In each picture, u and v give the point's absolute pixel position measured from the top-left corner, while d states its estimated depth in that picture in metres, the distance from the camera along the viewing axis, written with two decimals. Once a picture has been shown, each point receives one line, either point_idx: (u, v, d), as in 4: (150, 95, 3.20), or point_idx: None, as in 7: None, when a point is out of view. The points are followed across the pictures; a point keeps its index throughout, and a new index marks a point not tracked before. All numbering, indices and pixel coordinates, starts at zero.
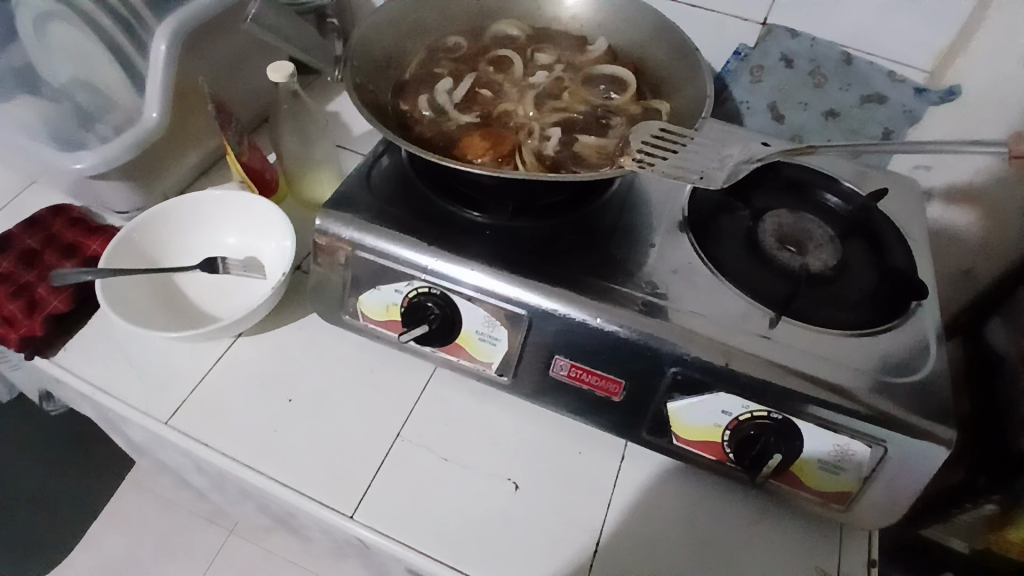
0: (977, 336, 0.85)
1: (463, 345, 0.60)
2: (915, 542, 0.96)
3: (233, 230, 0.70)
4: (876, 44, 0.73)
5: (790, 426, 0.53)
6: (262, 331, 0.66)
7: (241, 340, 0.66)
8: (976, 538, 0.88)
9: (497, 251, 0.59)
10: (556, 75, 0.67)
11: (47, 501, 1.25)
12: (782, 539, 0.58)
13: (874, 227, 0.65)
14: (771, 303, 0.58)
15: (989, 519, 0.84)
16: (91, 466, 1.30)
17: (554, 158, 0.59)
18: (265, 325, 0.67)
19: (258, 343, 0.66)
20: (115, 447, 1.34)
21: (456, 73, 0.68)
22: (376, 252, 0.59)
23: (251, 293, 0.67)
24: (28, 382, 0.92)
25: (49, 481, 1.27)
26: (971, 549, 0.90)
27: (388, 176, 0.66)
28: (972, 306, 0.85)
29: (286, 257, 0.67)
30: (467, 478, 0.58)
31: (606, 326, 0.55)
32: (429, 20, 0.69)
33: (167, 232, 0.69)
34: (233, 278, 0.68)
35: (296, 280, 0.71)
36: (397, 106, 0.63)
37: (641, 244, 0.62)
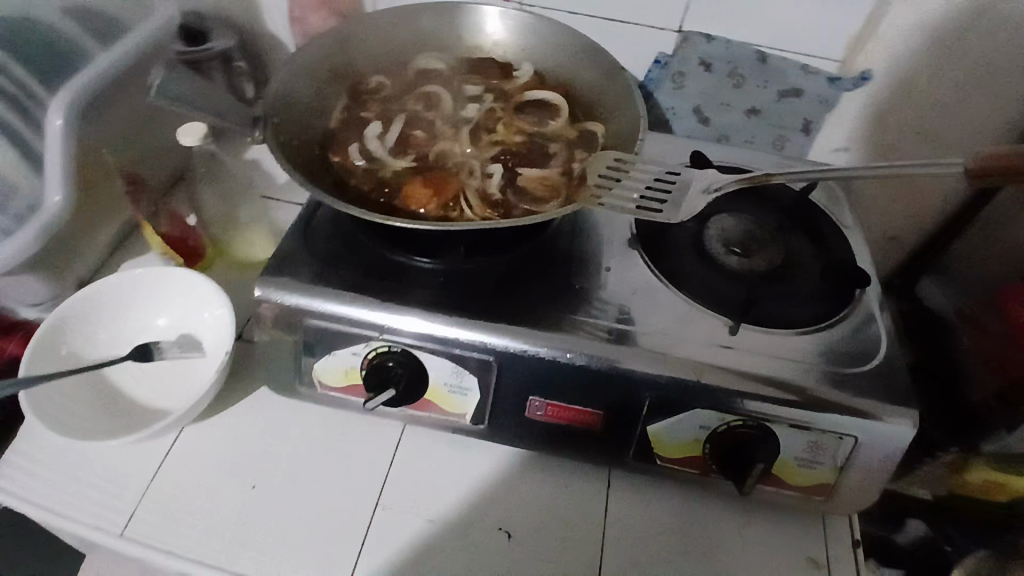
0: (911, 296, 0.89)
1: (433, 400, 0.58)
2: (877, 499, 0.86)
3: (162, 310, 0.65)
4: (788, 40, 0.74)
5: (767, 430, 0.54)
6: (213, 414, 0.62)
7: (191, 429, 0.61)
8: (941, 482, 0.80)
9: (454, 297, 0.57)
10: (489, 106, 0.66)
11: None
12: (774, 538, 0.59)
13: (810, 220, 0.67)
14: (729, 311, 0.59)
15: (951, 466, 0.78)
16: None
17: (500, 196, 0.58)
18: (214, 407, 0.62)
19: (211, 427, 0.61)
20: None
21: (384, 114, 0.65)
22: (327, 316, 0.56)
23: (193, 374, 0.62)
24: None
25: None
26: (935, 496, 0.82)
27: (327, 231, 0.63)
28: (902, 271, 0.92)
29: (226, 330, 0.62)
30: (458, 536, 0.56)
31: (577, 360, 0.54)
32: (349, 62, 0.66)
33: (88, 322, 0.62)
34: (170, 361, 0.63)
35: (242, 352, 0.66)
36: (327, 160, 0.60)
37: (597, 268, 0.62)
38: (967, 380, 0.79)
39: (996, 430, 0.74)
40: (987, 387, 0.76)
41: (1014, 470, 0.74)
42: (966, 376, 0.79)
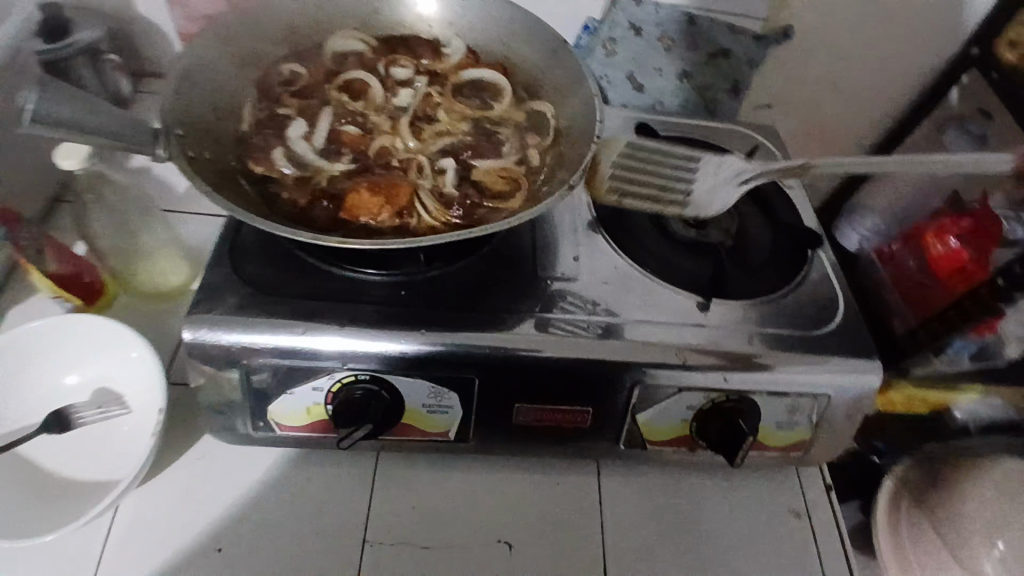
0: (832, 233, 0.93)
1: (410, 423, 0.53)
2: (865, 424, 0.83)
3: (71, 365, 0.56)
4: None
5: (750, 403, 0.54)
6: (154, 478, 0.54)
7: (131, 499, 0.53)
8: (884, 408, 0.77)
9: (421, 311, 0.52)
10: (424, 91, 0.60)
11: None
12: (759, 498, 0.61)
13: (756, 185, 0.68)
14: (697, 288, 0.59)
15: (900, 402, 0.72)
16: None
17: (458, 195, 0.53)
18: (154, 468, 0.55)
19: (154, 492, 0.54)
20: None
21: (307, 111, 0.57)
22: (282, 352, 0.50)
23: (123, 435, 0.54)
24: None
25: None
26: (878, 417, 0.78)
27: (260, 251, 0.55)
28: (824, 208, 0.95)
29: (152, 378, 0.55)
30: (456, 558, 0.53)
31: (561, 361, 0.52)
32: (254, 52, 0.58)
33: None
34: (89, 425, 0.54)
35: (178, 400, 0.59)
36: (248, 171, 0.51)
37: (563, 258, 0.59)
38: (887, 314, 0.82)
39: (922, 359, 0.75)
40: (908, 319, 0.79)
41: (932, 388, 0.71)
42: (888, 308, 0.82)
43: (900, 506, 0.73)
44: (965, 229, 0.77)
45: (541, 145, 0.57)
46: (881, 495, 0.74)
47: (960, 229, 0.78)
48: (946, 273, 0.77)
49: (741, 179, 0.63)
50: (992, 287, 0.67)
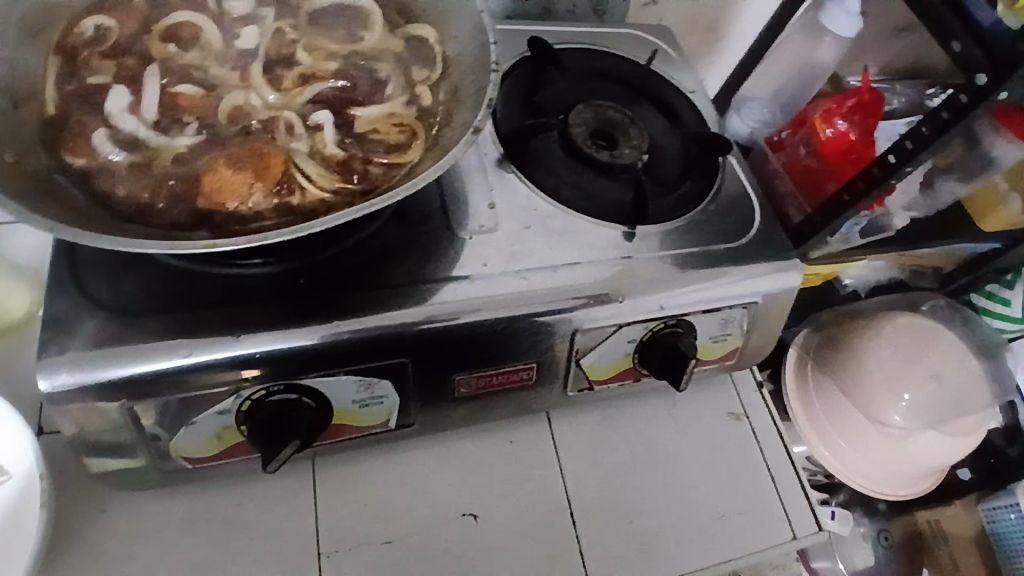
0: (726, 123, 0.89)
1: (342, 422, 0.48)
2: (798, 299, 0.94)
3: None
4: None
5: (686, 326, 0.54)
6: (56, 547, 0.47)
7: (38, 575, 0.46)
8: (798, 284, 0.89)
9: (327, 300, 0.45)
10: (273, 27, 0.50)
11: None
12: (700, 408, 0.63)
13: (660, 93, 0.65)
14: (619, 217, 0.55)
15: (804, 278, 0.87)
16: None
17: (343, 155, 0.45)
18: (56, 532, 0.48)
19: (62, 561, 0.47)
20: None
21: (126, 74, 0.45)
22: (168, 382, 0.41)
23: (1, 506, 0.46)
24: None
25: None
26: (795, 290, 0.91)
27: (109, 262, 0.45)
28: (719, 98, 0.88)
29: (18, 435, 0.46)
30: (422, 545, 0.51)
31: (495, 322, 0.48)
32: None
33: None
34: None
35: (58, 452, 0.51)
36: (64, 166, 0.40)
37: (475, 207, 0.53)
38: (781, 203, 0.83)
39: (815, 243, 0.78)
40: (802, 207, 0.81)
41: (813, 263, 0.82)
42: (781, 197, 0.83)
43: (806, 369, 0.82)
44: (843, 114, 0.81)
45: (430, 80, 0.49)
46: (787, 364, 0.84)
47: (839, 114, 0.81)
48: (833, 155, 0.80)
49: (692, 81, 0.68)
50: (883, 164, 0.67)
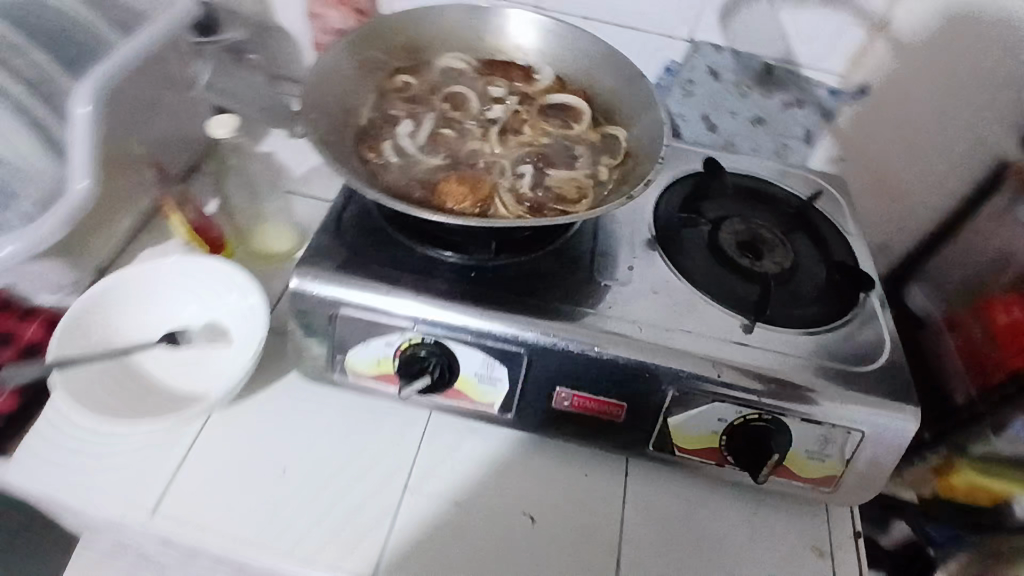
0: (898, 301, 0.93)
1: (463, 389, 0.59)
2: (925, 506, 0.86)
3: (193, 299, 0.63)
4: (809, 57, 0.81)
5: (780, 424, 0.57)
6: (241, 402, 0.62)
7: (217, 416, 0.61)
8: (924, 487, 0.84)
9: (483, 291, 0.59)
10: (513, 108, 0.67)
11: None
12: (781, 523, 0.62)
13: (814, 226, 0.71)
14: (744, 310, 0.62)
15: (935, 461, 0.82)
16: None
17: (532, 196, 0.59)
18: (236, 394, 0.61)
19: (237, 411, 0.62)
20: None
21: (415, 115, 0.66)
22: (364, 308, 0.57)
23: (221, 364, 0.61)
24: None
25: None
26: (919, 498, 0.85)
27: (355, 227, 0.63)
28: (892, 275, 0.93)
29: (258, 323, 0.61)
30: (485, 520, 0.58)
31: (604, 353, 0.56)
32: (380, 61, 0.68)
33: (125, 311, 0.61)
34: (198, 346, 0.61)
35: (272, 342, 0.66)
36: (358, 155, 0.60)
37: (620, 266, 0.64)
38: (948, 384, 0.84)
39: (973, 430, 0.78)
40: (968, 390, 0.81)
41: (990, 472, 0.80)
42: (950, 377, 0.84)
43: None
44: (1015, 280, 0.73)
45: (612, 164, 0.63)
46: None
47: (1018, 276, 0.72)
48: (1008, 345, 0.78)
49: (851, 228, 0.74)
50: None
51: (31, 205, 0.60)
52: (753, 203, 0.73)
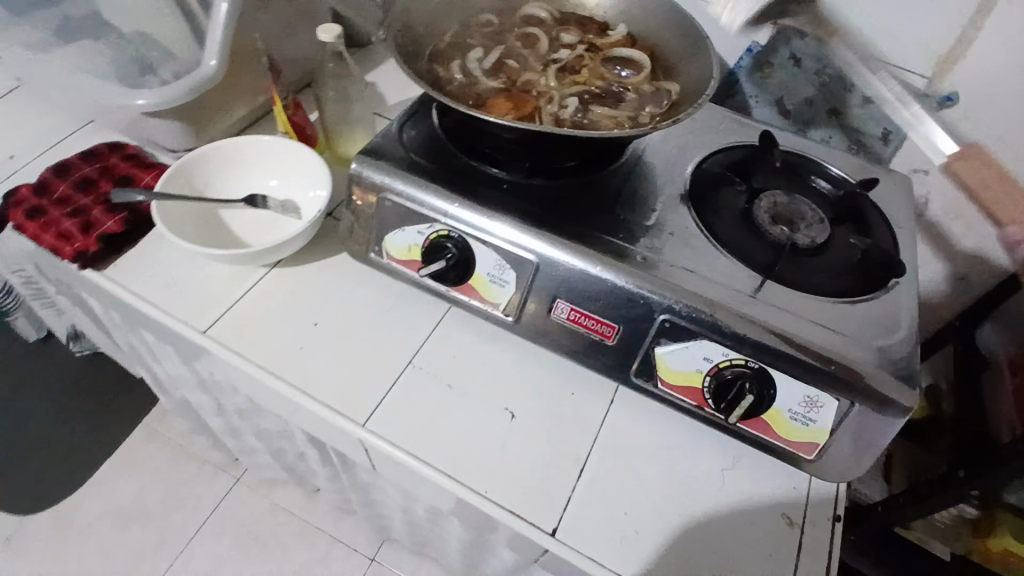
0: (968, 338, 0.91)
1: (475, 287, 0.65)
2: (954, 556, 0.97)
3: (275, 174, 0.75)
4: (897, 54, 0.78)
5: (764, 374, 0.57)
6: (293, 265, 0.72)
7: (273, 271, 0.71)
8: (957, 541, 0.97)
9: (510, 202, 0.65)
10: (578, 53, 0.72)
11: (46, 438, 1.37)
12: (757, 481, 0.62)
13: (861, 213, 0.70)
14: (757, 267, 0.62)
15: (974, 520, 0.93)
16: (126, 402, 1.44)
17: (570, 123, 0.64)
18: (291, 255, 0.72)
19: (289, 270, 0.72)
20: (150, 392, 1.46)
21: (489, 46, 0.72)
22: (404, 196, 0.65)
23: (285, 230, 0.72)
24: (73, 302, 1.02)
25: (96, 427, 1.39)
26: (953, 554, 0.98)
27: (417, 134, 0.72)
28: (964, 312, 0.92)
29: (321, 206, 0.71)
30: (470, 405, 0.63)
31: (605, 274, 0.60)
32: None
33: (222, 171, 0.73)
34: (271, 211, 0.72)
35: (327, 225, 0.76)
36: (427, 68, 0.67)
37: (646, 208, 0.67)
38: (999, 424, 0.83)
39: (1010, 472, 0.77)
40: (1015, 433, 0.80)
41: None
42: None
43: None
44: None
45: (656, 113, 0.65)
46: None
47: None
48: None
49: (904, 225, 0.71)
50: None
51: (167, 77, 0.75)
52: (803, 181, 0.73)
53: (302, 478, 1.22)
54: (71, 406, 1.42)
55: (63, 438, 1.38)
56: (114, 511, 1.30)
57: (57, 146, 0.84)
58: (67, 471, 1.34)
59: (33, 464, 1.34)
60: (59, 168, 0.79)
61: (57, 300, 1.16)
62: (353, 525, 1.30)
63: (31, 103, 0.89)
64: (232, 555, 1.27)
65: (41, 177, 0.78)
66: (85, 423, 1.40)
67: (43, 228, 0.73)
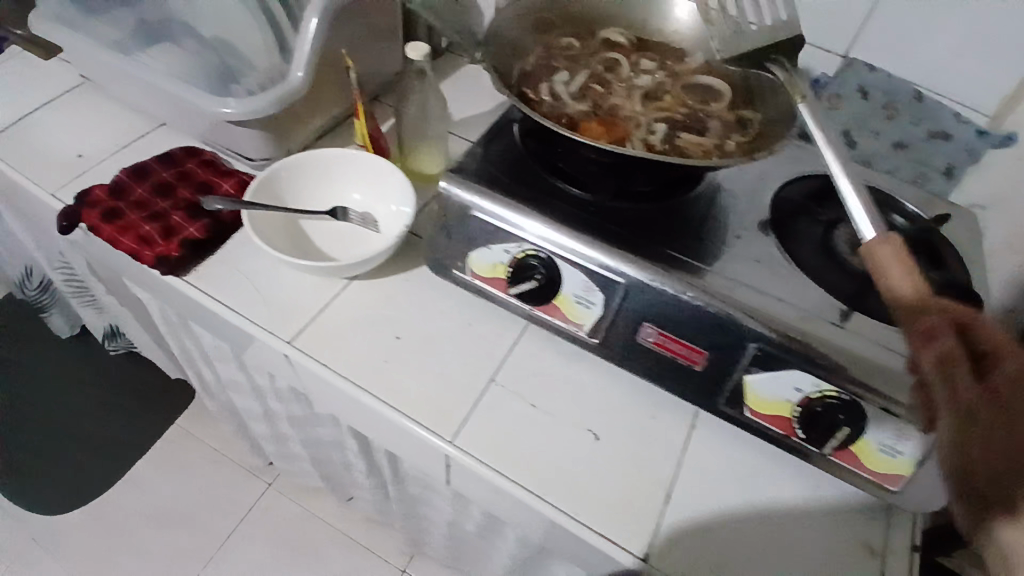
0: None
1: (560, 307, 0.65)
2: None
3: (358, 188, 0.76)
4: (962, 92, 0.79)
5: (855, 405, 0.57)
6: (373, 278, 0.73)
7: (354, 283, 0.73)
8: None
9: (598, 225, 0.66)
10: (660, 79, 0.72)
11: (86, 434, 1.40)
12: (839, 510, 0.63)
13: (936, 247, 0.70)
14: (842, 297, 0.62)
15: None
16: (159, 404, 1.45)
17: (661, 149, 0.64)
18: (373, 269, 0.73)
19: (371, 284, 0.73)
20: (183, 394, 1.47)
21: (574, 69, 0.73)
22: (492, 214, 0.66)
23: (367, 244, 0.73)
24: (133, 303, 1.04)
25: (129, 429, 1.41)
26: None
27: (498, 153, 0.72)
28: None
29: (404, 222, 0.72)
30: (554, 425, 0.64)
31: (695, 300, 0.60)
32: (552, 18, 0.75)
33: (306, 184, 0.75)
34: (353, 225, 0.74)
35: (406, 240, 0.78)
36: (516, 90, 0.68)
37: (729, 234, 0.68)
38: None
39: None
40: None
41: None
42: None
43: None
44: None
45: (740, 142, 0.65)
46: None
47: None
48: None
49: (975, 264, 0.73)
50: None
51: (248, 86, 0.76)
52: (879, 212, 0.73)
53: (339, 484, 1.24)
54: (106, 404, 1.43)
55: (99, 437, 1.40)
56: (148, 512, 1.32)
57: (129, 146, 0.84)
58: (102, 471, 1.36)
59: (71, 462, 1.37)
60: (135, 169, 0.78)
61: (103, 300, 1.16)
62: (387, 532, 1.31)
63: (102, 102, 0.90)
64: (266, 559, 1.30)
65: (118, 179, 0.77)
66: (120, 424, 1.41)
67: (121, 231, 0.73)
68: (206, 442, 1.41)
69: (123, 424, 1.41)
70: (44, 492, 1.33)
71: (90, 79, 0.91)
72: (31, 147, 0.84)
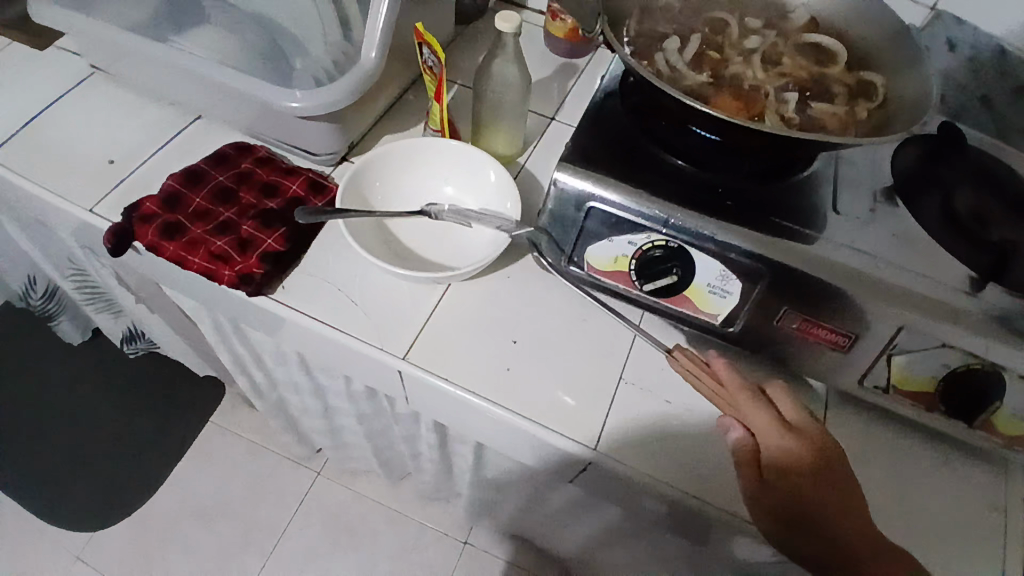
0: None
1: (690, 297, 0.62)
2: None
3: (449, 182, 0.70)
4: None
5: (996, 374, 0.57)
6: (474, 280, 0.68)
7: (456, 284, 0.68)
8: None
9: (728, 208, 0.62)
10: (772, 39, 0.68)
11: (114, 442, 1.33)
12: (967, 472, 0.64)
13: None
14: (977, 268, 0.61)
15: None
16: (189, 401, 1.39)
17: (797, 122, 0.60)
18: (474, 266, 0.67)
19: (475, 285, 0.68)
20: (213, 390, 1.41)
21: (680, 32, 0.67)
22: (615, 204, 0.61)
23: (468, 243, 0.68)
24: (172, 309, 0.96)
25: (161, 430, 1.35)
26: None
27: (606, 133, 0.67)
28: None
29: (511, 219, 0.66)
30: (693, 420, 0.62)
31: (843, 284, 0.58)
32: None
33: (387, 181, 0.69)
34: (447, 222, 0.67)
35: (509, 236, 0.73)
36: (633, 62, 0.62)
37: (855, 208, 0.66)
38: None
39: None
40: None
41: None
42: None
43: None
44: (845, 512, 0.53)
45: (869, 107, 0.62)
46: None
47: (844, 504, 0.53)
48: None
49: None
50: None
51: (310, 70, 0.67)
52: (990, 172, 0.71)
53: (394, 469, 1.22)
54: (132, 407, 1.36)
55: (129, 441, 1.34)
56: (195, 511, 1.28)
57: (168, 145, 0.75)
58: (139, 475, 1.31)
59: (103, 469, 1.31)
60: (188, 175, 0.70)
61: (129, 306, 1.07)
62: (445, 509, 1.30)
63: (123, 93, 0.79)
64: (323, 546, 1.28)
65: (170, 187, 0.69)
66: (150, 426, 1.35)
67: (187, 248, 0.65)
68: (244, 436, 1.37)
69: (154, 425, 1.35)
70: (79, 505, 1.27)
71: (101, 69, 0.80)
72: (51, 152, 0.73)
